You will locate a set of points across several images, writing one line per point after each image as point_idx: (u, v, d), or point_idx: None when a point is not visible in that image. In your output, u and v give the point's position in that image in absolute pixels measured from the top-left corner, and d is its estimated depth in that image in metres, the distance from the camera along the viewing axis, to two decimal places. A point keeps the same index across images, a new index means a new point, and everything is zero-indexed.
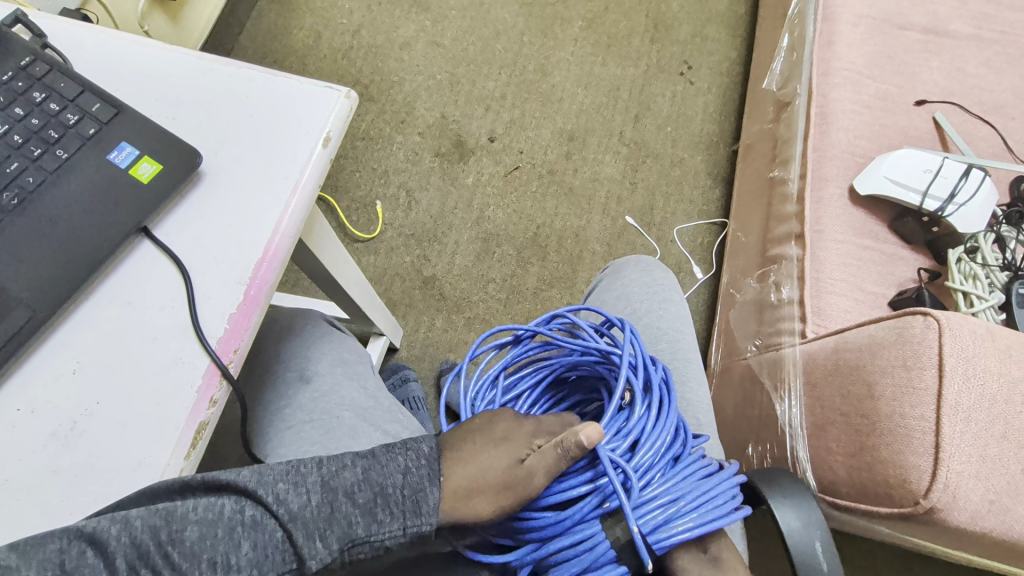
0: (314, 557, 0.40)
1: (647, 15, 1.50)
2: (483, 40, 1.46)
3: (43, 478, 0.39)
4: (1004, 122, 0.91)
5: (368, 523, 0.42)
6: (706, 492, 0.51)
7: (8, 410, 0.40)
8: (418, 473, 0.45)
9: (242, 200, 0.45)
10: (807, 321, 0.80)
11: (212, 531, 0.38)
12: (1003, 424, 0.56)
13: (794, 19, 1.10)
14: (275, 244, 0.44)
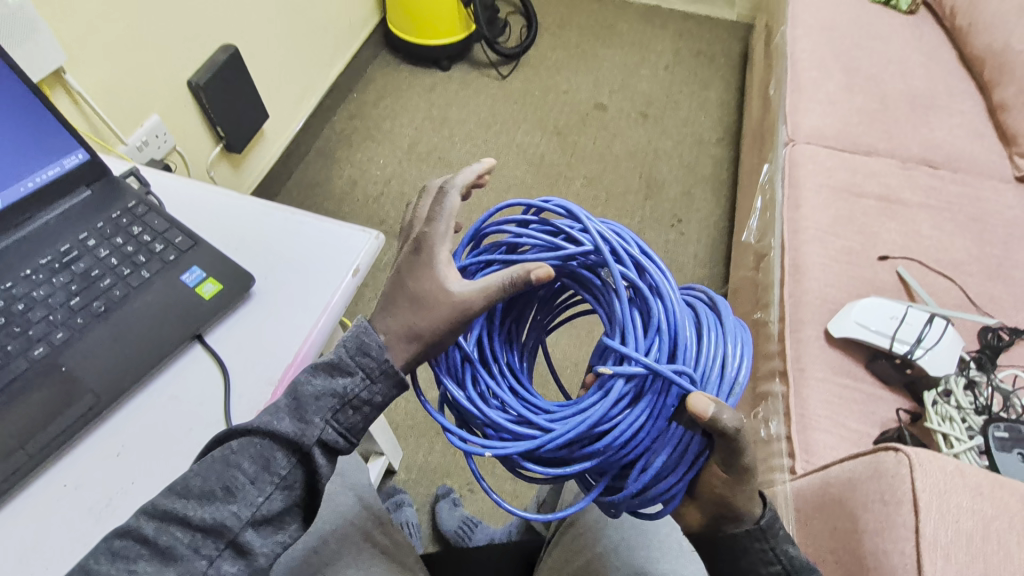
0: (309, 434, 0.45)
1: (641, 175, 1.73)
2: (497, 191, 1.68)
3: (74, 550, 0.43)
4: (964, 278, 1.01)
5: (334, 393, 0.46)
6: (732, 338, 0.50)
7: (57, 485, 0.46)
8: (353, 344, 0.47)
9: (281, 316, 0.53)
10: (796, 457, 0.84)
11: (210, 469, 0.44)
12: (985, 562, 0.56)
13: (765, 185, 1.27)
14: (302, 354, 0.51)
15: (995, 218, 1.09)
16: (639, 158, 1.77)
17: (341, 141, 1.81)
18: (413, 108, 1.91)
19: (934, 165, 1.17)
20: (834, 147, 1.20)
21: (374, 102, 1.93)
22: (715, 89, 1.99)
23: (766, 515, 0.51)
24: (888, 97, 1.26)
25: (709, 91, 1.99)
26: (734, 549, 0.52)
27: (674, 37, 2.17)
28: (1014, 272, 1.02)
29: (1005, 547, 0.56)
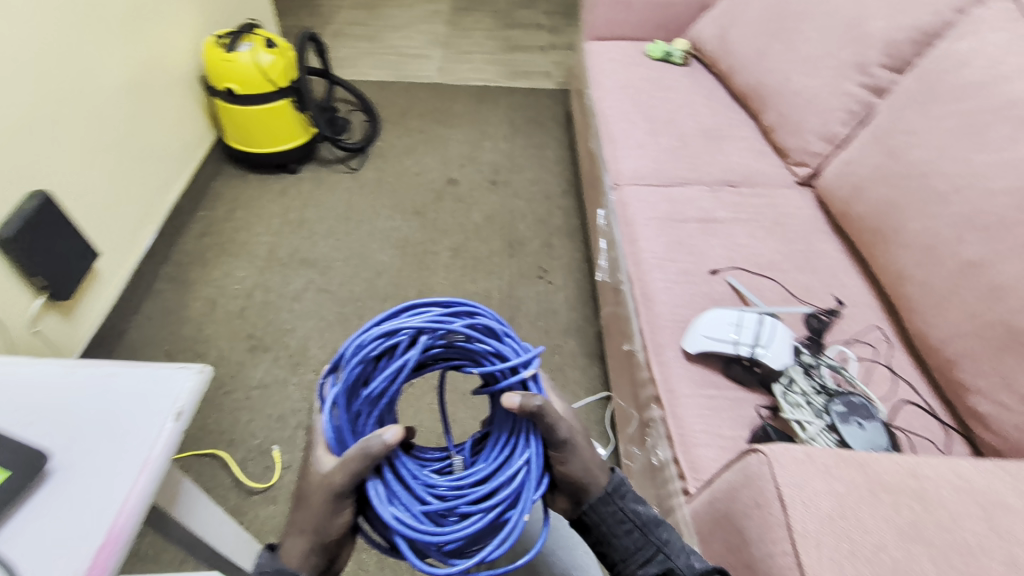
0: None
1: (503, 239, 1.86)
2: (366, 280, 1.71)
3: None
4: (781, 275, 1.16)
5: None
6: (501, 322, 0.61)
7: None
8: None
9: (89, 489, 0.48)
10: (686, 477, 0.88)
11: None
12: (849, 541, 0.59)
13: (605, 228, 1.41)
14: (117, 526, 0.46)
15: (790, 220, 1.28)
16: (497, 222, 1.92)
17: (193, 262, 1.72)
18: (266, 215, 1.89)
19: (734, 184, 1.37)
20: (653, 184, 1.36)
21: (225, 216, 1.88)
22: (549, 151, 2.24)
23: (612, 480, 0.63)
24: (685, 135, 1.47)
25: (547, 150, 2.24)
26: (590, 517, 0.62)
27: (505, 112, 2.44)
28: (816, 261, 1.19)
29: (859, 518, 0.61)
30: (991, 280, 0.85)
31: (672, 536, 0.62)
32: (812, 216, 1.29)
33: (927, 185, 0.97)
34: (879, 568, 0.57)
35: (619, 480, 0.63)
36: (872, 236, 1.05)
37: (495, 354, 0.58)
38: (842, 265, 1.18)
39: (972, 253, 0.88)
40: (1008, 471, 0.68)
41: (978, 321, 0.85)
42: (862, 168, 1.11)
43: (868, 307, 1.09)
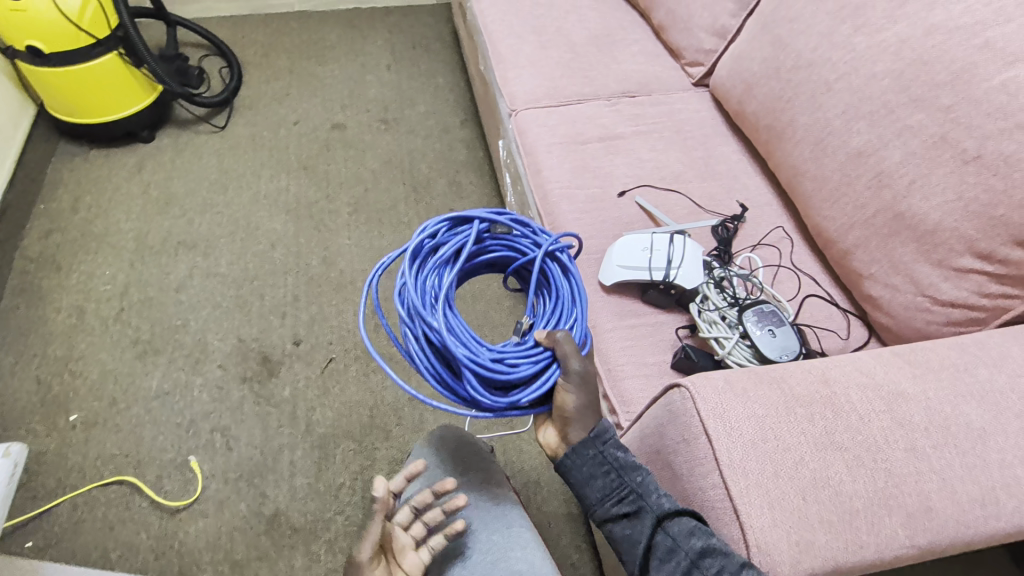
0: None
1: (405, 184, 1.75)
2: (260, 254, 1.55)
3: None
4: (685, 186, 1.13)
5: None
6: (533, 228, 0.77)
7: None
8: None
9: None
10: (617, 412, 0.87)
11: None
12: (773, 462, 0.58)
13: (506, 162, 1.33)
14: None
15: (688, 125, 1.25)
16: (395, 166, 1.80)
17: (45, 268, 1.48)
18: (125, 197, 1.64)
19: (632, 93, 1.34)
20: (550, 105, 1.30)
21: (72, 206, 1.60)
22: (440, 77, 2.08)
23: (598, 426, 0.69)
24: (576, 46, 1.42)
25: (437, 77, 2.08)
26: (573, 461, 0.68)
27: (384, 40, 2.22)
28: (717, 165, 1.17)
29: (780, 439, 0.59)
30: (878, 167, 0.84)
31: (646, 482, 0.64)
32: (710, 118, 1.27)
33: (815, 74, 0.94)
34: (801, 483, 0.57)
35: (604, 426, 0.69)
36: (767, 132, 1.04)
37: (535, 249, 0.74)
38: (742, 166, 1.17)
39: (859, 141, 0.87)
40: (903, 357, 0.68)
41: (868, 210, 0.86)
42: (753, 63, 1.08)
43: (769, 206, 1.10)
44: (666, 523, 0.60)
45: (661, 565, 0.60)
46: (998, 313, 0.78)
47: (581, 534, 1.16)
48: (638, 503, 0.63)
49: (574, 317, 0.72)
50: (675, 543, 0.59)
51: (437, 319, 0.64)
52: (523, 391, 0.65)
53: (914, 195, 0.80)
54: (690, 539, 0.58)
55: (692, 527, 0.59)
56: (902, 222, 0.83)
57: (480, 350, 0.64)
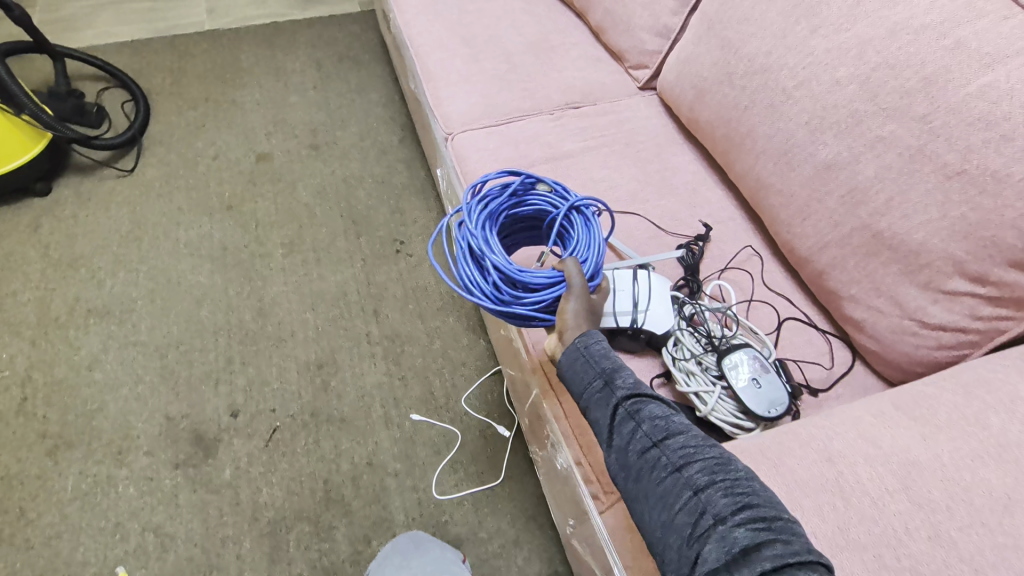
0: None
1: (343, 216, 1.60)
2: (185, 313, 1.39)
3: None
4: (643, 206, 1.04)
5: None
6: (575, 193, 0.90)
7: None
8: None
9: None
10: (593, 481, 0.78)
11: None
12: None
13: (447, 193, 1.20)
14: None
15: (639, 135, 1.15)
16: (331, 196, 1.65)
17: None
18: (21, 263, 1.44)
19: (576, 104, 1.23)
20: (489, 124, 1.18)
21: None
22: (372, 92, 1.93)
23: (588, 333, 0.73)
24: (512, 55, 1.30)
25: (369, 93, 1.93)
26: (565, 358, 0.72)
27: (307, 55, 2.04)
28: (675, 179, 1.08)
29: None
30: (851, 182, 0.76)
31: (632, 375, 0.67)
32: (662, 126, 1.17)
33: (772, 80, 0.86)
34: None
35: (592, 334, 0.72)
36: (725, 143, 0.95)
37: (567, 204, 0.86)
38: (701, 178, 1.08)
39: (827, 154, 0.79)
40: (908, 415, 0.60)
41: (844, 229, 0.78)
42: (703, 68, 0.99)
43: (734, 222, 1.01)
44: (645, 406, 0.63)
45: (623, 433, 0.62)
46: (989, 338, 0.71)
47: None
48: (618, 383, 0.66)
49: (589, 258, 0.81)
50: (651, 419, 0.61)
51: (476, 234, 0.79)
52: (538, 299, 0.76)
53: (894, 214, 0.72)
54: (667, 422, 0.61)
55: (674, 415, 0.62)
56: (882, 242, 0.75)
57: (511, 261, 0.77)
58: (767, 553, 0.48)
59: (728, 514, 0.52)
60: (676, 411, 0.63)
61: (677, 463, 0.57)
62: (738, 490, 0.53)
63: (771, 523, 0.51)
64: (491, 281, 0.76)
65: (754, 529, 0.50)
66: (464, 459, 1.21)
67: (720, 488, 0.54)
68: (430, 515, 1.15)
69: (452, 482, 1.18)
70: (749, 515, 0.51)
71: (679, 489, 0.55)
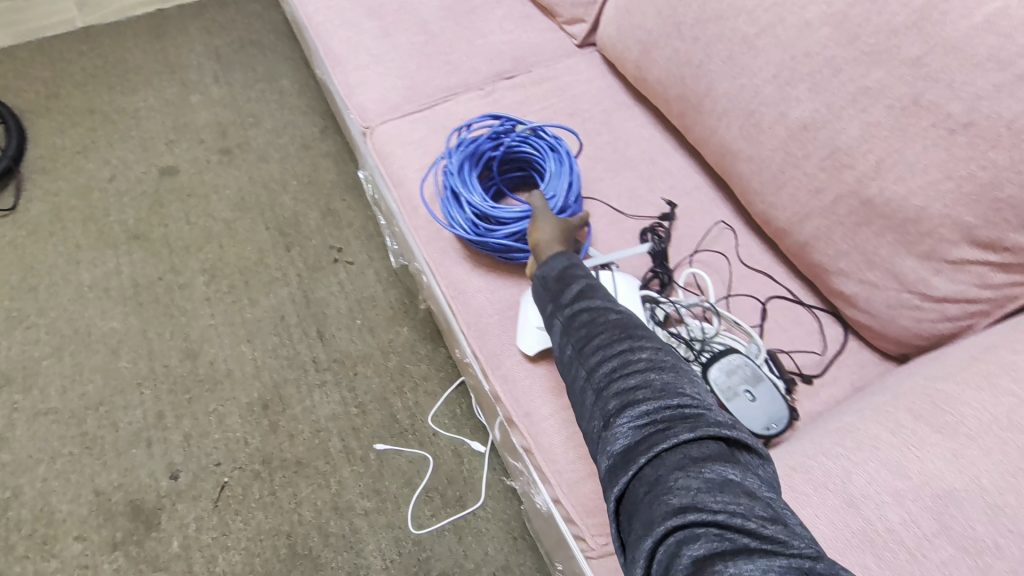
0: None
1: (269, 227, 1.42)
2: (101, 367, 1.22)
3: None
4: (598, 187, 0.91)
5: None
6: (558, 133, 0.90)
7: None
8: None
9: None
10: (579, 524, 0.68)
11: None
12: None
13: (374, 195, 1.05)
14: None
15: (583, 102, 1.01)
16: (251, 206, 1.46)
17: None
18: None
19: (509, 73, 1.07)
20: (411, 110, 1.02)
21: None
22: (283, 79, 1.71)
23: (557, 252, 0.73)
24: (429, 22, 1.12)
25: (280, 80, 1.71)
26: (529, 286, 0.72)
27: (203, 44, 1.79)
28: (629, 150, 0.95)
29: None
30: (832, 143, 0.65)
31: (582, 285, 0.65)
32: (608, 88, 1.03)
33: (729, 29, 0.73)
34: None
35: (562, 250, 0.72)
36: (682, 106, 0.82)
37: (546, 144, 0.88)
38: (658, 145, 0.95)
39: (802, 112, 0.67)
40: (931, 426, 0.51)
41: (829, 197, 0.67)
42: (647, 19, 0.85)
43: (701, 192, 0.89)
44: (576, 317, 0.62)
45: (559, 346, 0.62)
46: (1000, 305, 0.62)
47: None
48: (562, 299, 0.65)
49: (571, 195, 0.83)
50: (576, 330, 0.61)
51: (453, 178, 0.85)
52: (509, 231, 0.80)
53: (887, 177, 0.61)
54: (591, 327, 0.60)
55: (599, 317, 0.60)
56: (875, 210, 0.64)
57: (487, 203, 0.82)
58: (647, 444, 0.47)
59: (619, 414, 0.51)
60: (606, 312, 0.61)
61: (590, 369, 0.57)
62: (633, 388, 0.52)
63: (658, 414, 0.49)
64: (468, 222, 0.82)
65: (638, 423, 0.49)
66: (439, 485, 1.11)
67: (619, 389, 0.53)
68: (410, 553, 1.05)
69: (429, 513, 1.08)
70: (635, 409, 0.50)
71: (588, 398, 0.55)
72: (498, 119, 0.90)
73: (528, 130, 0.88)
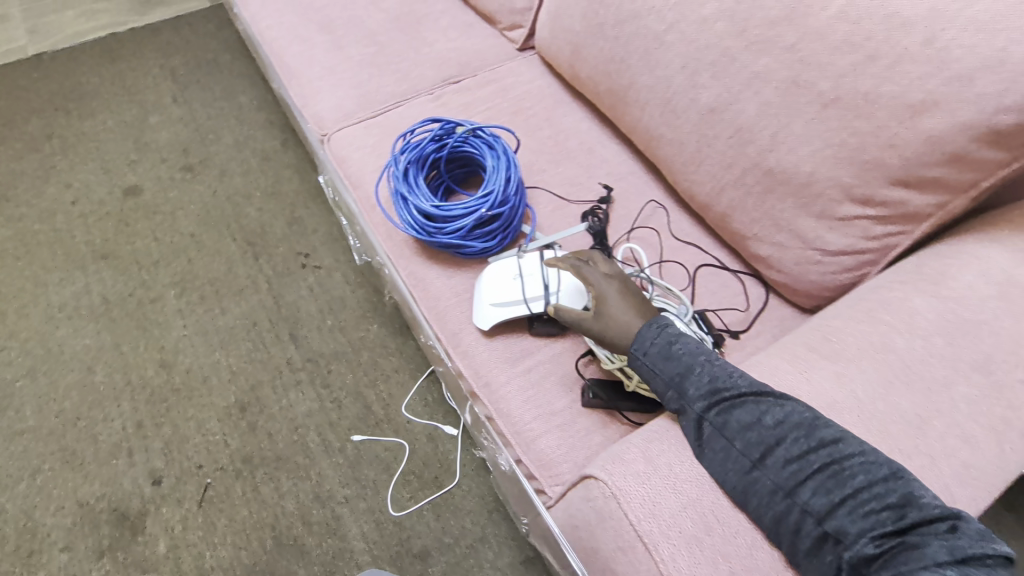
0: None
1: (236, 238, 1.47)
2: (76, 384, 1.25)
3: None
4: (542, 177, 0.99)
5: None
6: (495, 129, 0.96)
7: None
8: None
9: None
10: (538, 478, 0.75)
11: None
12: (725, 557, 0.48)
13: (335, 198, 1.11)
14: None
15: (526, 101, 1.09)
16: (218, 219, 1.50)
17: None
18: None
19: (456, 78, 1.15)
20: (365, 117, 1.09)
21: None
22: (241, 95, 1.75)
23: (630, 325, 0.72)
24: (377, 34, 1.19)
25: (239, 96, 1.75)
26: (641, 350, 0.62)
27: (159, 65, 1.82)
28: (569, 142, 1.03)
29: (725, 525, 0.50)
30: (734, 123, 0.74)
31: (703, 374, 0.57)
32: (548, 87, 1.11)
33: (642, 27, 0.82)
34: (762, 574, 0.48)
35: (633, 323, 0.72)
36: (610, 98, 0.91)
37: (486, 142, 0.93)
38: (595, 136, 1.03)
39: (707, 96, 0.76)
40: (820, 353, 0.60)
41: (736, 170, 0.76)
42: (575, 22, 0.93)
43: (635, 176, 0.98)
44: (731, 417, 0.53)
45: (702, 426, 0.55)
46: (887, 253, 0.71)
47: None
48: (690, 371, 0.57)
49: (513, 188, 0.89)
50: (742, 435, 0.52)
51: (401, 184, 0.90)
52: (457, 227, 0.86)
53: (780, 148, 0.71)
54: (762, 429, 0.52)
55: (766, 419, 0.52)
56: (774, 178, 0.73)
57: (436, 204, 0.87)
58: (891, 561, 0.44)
59: (853, 534, 0.46)
60: (772, 407, 0.53)
61: (787, 485, 0.49)
62: (865, 504, 0.46)
63: (906, 533, 0.45)
64: (421, 224, 0.87)
65: (868, 527, 0.46)
66: (415, 468, 1.17)
67: (840, 502, 0.47)
68: (391, 534, 1.11)
69: (407, 495, 1.14)
70: (878, 532, 0.45)
71: (795, 516, 0.48)
72: (439, 122, 0.95)
73: (467, 130, 0.93)
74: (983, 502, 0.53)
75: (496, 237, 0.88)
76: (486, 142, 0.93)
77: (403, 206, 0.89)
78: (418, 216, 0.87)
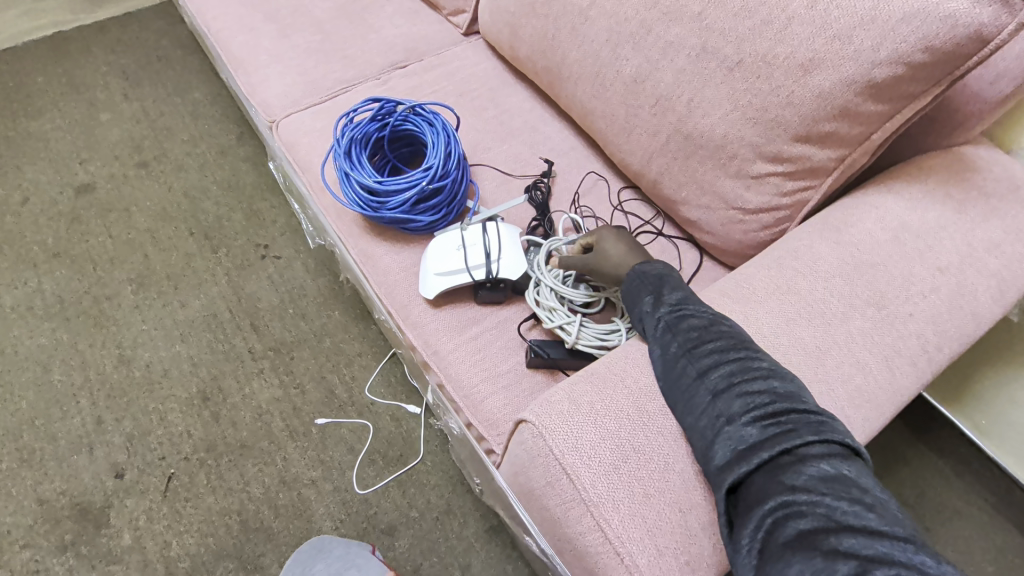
0: None
1: (193, 232, 1.46)
2: (33, 383, 1.24)
3: None
4: (487, 155, 1.02)
5: None
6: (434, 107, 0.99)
7: None
8: None
9: None
10: (486, 439, 0.78)
11: None
12: (640, 482, 0.53)
13: (286, 183, 1.12)
14: None
15: (470, 83, 1.12)
16: (174, 214, 1.50)
17: None
18: None
19: (402, 63, 1.18)
20: (312, 103, 1.10)
21: None
22: (194, 91, 1.74)
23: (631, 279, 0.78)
24: (323, 22, 1.21)
25: (192, 92, 1.74)
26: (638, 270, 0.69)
27: (108, 63, 1.80)
28: (513, 121, 1.06)
29: (640, 452, 0.55)
30: (656, 92, 0.78)
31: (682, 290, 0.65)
32: (492, 69, 1.15)
33: (569, 4, 0.86)
34: (674, 495, 0.53)
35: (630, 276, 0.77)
36: (547, 76, 0.94)
37: (426, 120, 0.97)
38: (538, 115, 1.07)
39: (630, 68, 0.80)
40: (734, 298, 0.65)
41: (660, 137, 0.80)
42: (509, 3, 0.97)
43: (576, 152, 1.02)
44: (685, 319, 0.61)
45: (658, 329, 0.62)
46: (801, 208, 0.76)
47: (509, 542, 1.10)
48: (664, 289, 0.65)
49: (454, 161, 0.93)
50: (686, 331, 0.59)
51: (344, 163, 0.92)
52: (401, 201, 0.89)
53: (696, 114, 0.75)
54: (704, 333, 0.59)
55: (710, 323, 0.59)
56: (693, 142, 0.77)
57: (379, 181, 0.90)
58: (773, 443, 0.49)
59: (741, 413, 0.52)
60: (717, 318, 0.60)
61: (703, 370, 0.56)
62: (755, 391, 0.53)
63: (782, 417, 0.51)
64: (366, 201, 0.90)
65: (759, 414, 0.51)
66: (380, 447, 1.19)
67: (735, 388, 0.54)
68: (357, 512, 1.13)
69: (373, 474, 1.16)
70: (761, 410, 0.52)
71: (700, 395, 0.55)
72: (379, 102, 0.98)
73: (406, 109, 0.97)
74: (876, 423, 0.59)
75: (441, 211, 0.91)
76: (426, 120, 0.97)
77: (348, 184, 0.92)
78: (363, 193, 0.90)
